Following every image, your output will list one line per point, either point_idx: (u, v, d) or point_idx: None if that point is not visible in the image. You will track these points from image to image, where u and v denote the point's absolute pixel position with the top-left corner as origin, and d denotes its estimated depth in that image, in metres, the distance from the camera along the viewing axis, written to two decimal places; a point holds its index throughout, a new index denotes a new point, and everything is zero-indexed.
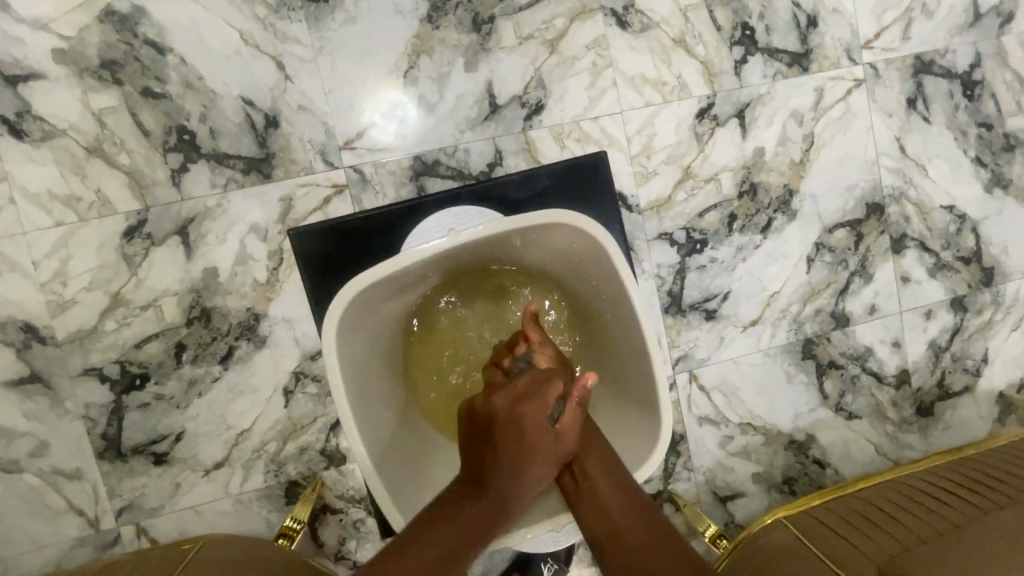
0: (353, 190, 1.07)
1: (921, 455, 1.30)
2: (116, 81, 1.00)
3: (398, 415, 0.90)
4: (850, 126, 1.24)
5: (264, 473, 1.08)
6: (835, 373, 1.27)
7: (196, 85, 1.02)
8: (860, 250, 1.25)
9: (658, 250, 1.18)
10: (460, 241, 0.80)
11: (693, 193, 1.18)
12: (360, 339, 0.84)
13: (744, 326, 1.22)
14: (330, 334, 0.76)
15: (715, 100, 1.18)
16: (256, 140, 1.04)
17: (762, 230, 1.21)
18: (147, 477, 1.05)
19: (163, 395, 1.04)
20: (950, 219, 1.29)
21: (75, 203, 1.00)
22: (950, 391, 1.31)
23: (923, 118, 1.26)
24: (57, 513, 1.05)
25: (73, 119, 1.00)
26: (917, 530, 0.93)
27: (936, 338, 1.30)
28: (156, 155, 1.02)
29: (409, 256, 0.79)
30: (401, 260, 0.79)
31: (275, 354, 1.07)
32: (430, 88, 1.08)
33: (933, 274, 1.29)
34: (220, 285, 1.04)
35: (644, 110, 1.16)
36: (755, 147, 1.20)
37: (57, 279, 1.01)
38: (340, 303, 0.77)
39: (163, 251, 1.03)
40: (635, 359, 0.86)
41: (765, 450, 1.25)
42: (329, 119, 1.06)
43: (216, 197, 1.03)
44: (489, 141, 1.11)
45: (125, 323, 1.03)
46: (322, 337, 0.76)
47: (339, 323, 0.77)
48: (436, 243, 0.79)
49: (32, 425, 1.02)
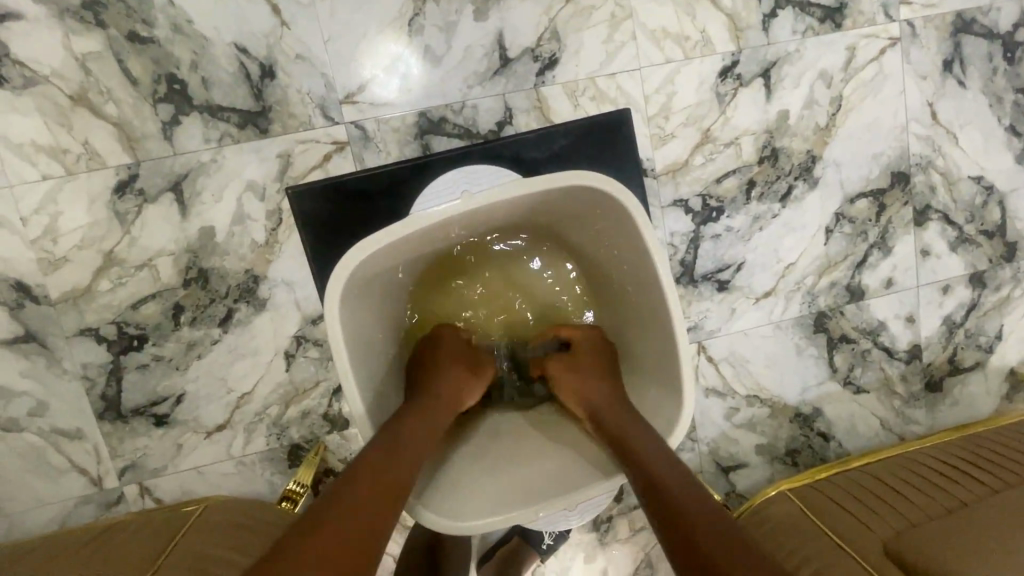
0: (354, 147, 1.02)
1: (926, 430, 1.29)
2: (99, 23, 0.93)
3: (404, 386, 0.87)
4: (880, 89, 1.17)
5: (267, 436, 1.08)
6: (846, 347, 1.24)
7: (184, 30, 0.95)
8: (880, 220, 1.21)
9: (672, 218, 1.13)
10: (476, 204, 0.76)
11: (711, 158, 1.13)
12: (367, 307, 0.81)
13: (757, 297, 1.19)
14: (333, 300, 0.73)
15: (739, 58, 1.11)
16: (251, 91, 0.98)
17: (781, 198, 1.16)
18: (148, 438, 1.05)
19: (162, 356, 1.02)
20: (977, 190, 1.23)
21: (62, 155, 0.95)
22: (960, 367, 1.29)
23: (958, 82, 1.19)
24: (60, 472, 1.04)
25: (55, 64, 0.93)
26: (925, 507, 0.93)
27: (951, 314, 1.27)
28: (145, 106, 0.96)
29: (420, 220, 0.75)
30: (410, 224, 0.75)
31: (276, 317, 1.04)
32: (437, 39, 1.01)
33: (954, 247, 1.25)
34: (217, 246, 1.00)
35: (664, 67, 1.09)
36: (779, 110, 1.13)
37: (48, 236, 0.97)
38: (345, 266, 0.73)
39: (156, 208, 0.98)
40: (657, 332, 0.83)
41: (770, 422, 1.24)
42: (329, 70, 0.99)
43: (210, 152, 0.98)
44: (499, 97, 1.05)
45: (120, 282, 0.99)
46: (324, 301, 0.72)
47: (343, 288, 0.73)
48: (447, 206, 0.75)
49: (31, 384, 1.01)
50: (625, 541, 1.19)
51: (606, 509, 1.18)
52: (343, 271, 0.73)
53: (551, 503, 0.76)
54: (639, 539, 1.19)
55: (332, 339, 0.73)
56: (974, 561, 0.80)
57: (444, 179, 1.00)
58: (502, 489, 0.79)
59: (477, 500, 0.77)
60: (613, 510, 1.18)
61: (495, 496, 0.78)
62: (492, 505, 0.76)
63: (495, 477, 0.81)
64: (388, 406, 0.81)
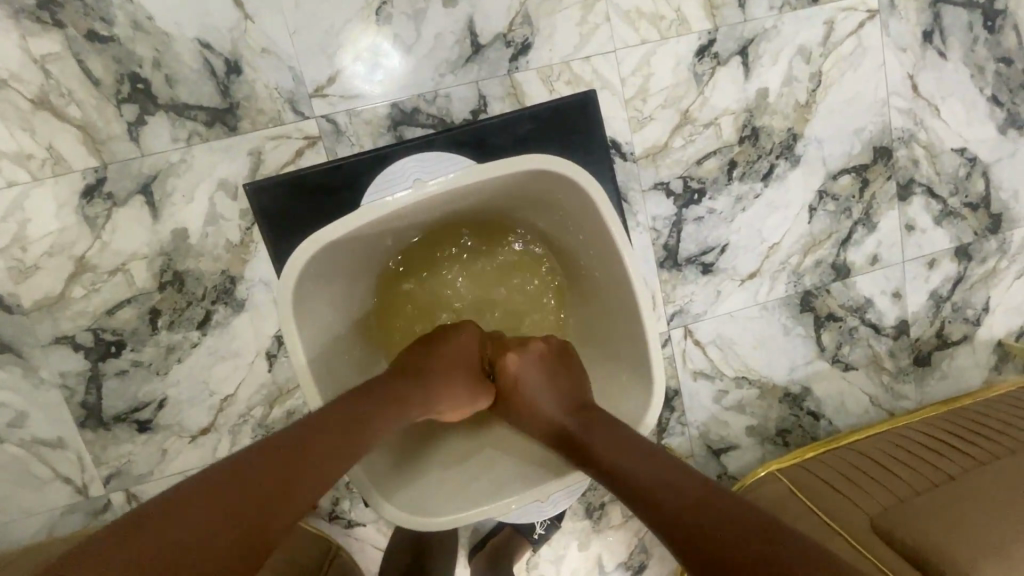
0: (326, 141, 1.00)
1: (915, 406, 1.29)
2: (56, 23, 0.90)
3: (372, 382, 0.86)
4: (860, 63, 1.15)
5: (253, 437, 1.06)
6: (834, 325, 1.24)
7: (145, 26, 0.92)
8: (864, 197, 1.20)
9: (654, 202, 1.12)
10: (428, 193, 0.74)
11: (691, 139, 1.11)
12: (325, 306, 0.80)
13: (742, 279, 1.18)
14: (286, 295, 0.71)
15: (716, 36, 1.09)
16: (217, 88, 0.96)
17: (762, 177, 1.15)
18: (132, 444, 1.04)
19: (141, 362, 1.01)
20: (960, 162, 1.22)
21: (27, 160, 0.93)
22: (948, 341, 1.29)
23: (938, 53, 1.17)
24: (44, 482, 1.03)
25: (13, 67, 0.91)
26: (912, 481, 0.93)
27: (937, 288, 1.27)
28: (109, 107, 0.94)
29: (373, 213, 0.73)
30: (362, 216, 0.73)
31: (255, 317, 1.03)
32: (407, 27, 0.99)
33: (939, 221, 1.24)
34: (192, 248, 0.99)
35: (640, 48, 1.07)
36: (758, 88, 1.12)
37: (17, 244, 0.95)
38: (299, 260, 0.71)
39: (127, 211, 0.96)
40: (625, 316, 0.82)
41: (759, 403, 1.24)
42: (297, 63, 0.97)
43: (179, 152, 0.96)
44: (472, 85, 1.03)
45: (94, 288, 0.98)
46: (277, 300, 0.71)
47: (297, 286, 0.72)
48: (399, 197, 0.73)
49: (9, 396, 0.99)
50: (618, 527, 1.19)
51: (597, 496, 1.17)
52: (297, 267, 0.72)
53: (526, 494, 0.78)
54: (631, 524, 1.20)
55: (289, 337, 0.72)
56: (976, 537, 0.80)
57: (399, 166, 0.99)
58: (468, 487, 0.81)
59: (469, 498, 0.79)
60: (604, 498, 1.18)
61: (459, 494, 0.80)
62: (455, 503, 0.78)
63: (464, 480, 0.82)
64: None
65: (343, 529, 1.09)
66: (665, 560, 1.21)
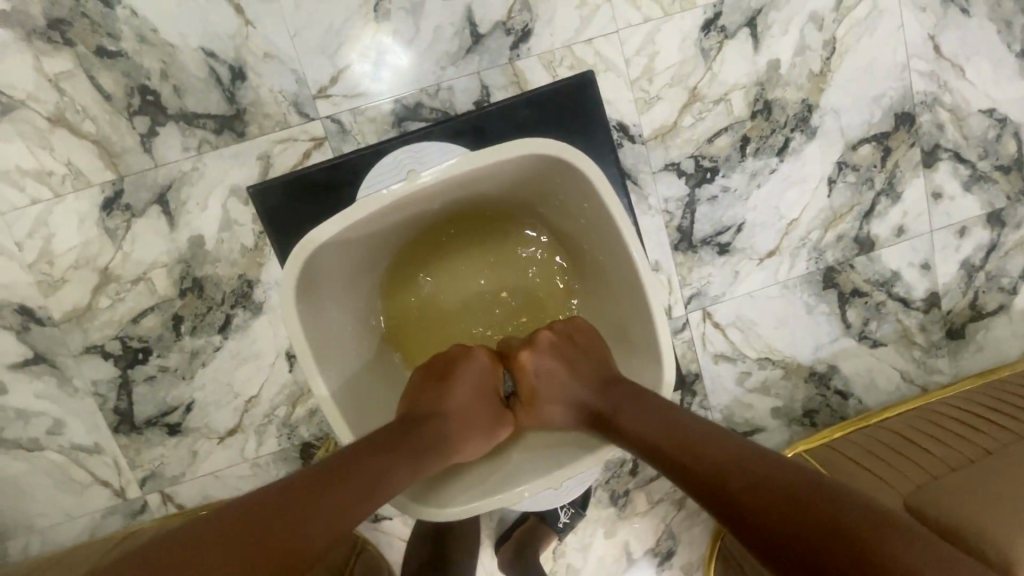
0: (333, 141, 1.01)
1: (950, 380, 1.24)
2: (67, 42, 0.93)
3: (379, 374, 0.87)
4: (876, 27, 1.10)
5: (278, 437, 1.09)
6: (859, 301, 1.20)
7: (151, 39, 0.94)
8: (886, 166, 1.15)
9: (665, 182, 1.10)
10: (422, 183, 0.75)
11: (701, 117, 1.08)
12: (328, 303, 0.80)
13: (760, 258, 1.15)
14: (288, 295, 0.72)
15: (722, 9, 1.06)
16: (223, 95, 0.97)
17: (778, 152, 1.12)
18: (164, 447, 1.07)
19: (167, 367, 1.04)
20: (989, 124, 1.17)
21: (47, 178, 0.96)
22: (983, 312, 1.23)
23: (961, 11, 1.12)
24: (84, 486, 1.07)
25: (29, 88, 0.94)
26: (946, 458, 0.90)
27: (969, 257, 1.21)
28: (121, 120, 0.96)
29: (370, 206, 0.73)
30: (357, 213, 0.73)
31: (273, 319, 1.04)
32: (405, 21, 0.99)
33: (968, 187, 1.19)
34: (208, 254, 1.01)
35: (644, 27, 1.04)
36: (769, 60, 1.08)
37: (44, 258, 0.98)
38: (297, 259, 0.72)
39: (144, 222, 0.99)
40: (631, 298, 0.81)
41: (784, 384, 1.21)
42: (299, 65, 0.98)
43: (190, 160, 0.98)
44: (474, 76, 1.02)
45: (118, 298, 1.01)
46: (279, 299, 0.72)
47: (297, 285, 0.73)
48: (393, 189, 0.74)
49: (46, 405, 1.03)
50: (644, 514, 1.18)
51: (621, 484, 1.17)
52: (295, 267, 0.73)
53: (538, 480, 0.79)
54: (657, 511, 1.18)
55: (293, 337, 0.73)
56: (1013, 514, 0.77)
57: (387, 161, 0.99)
58: (487, 478, 0.82)
59: (487, 490, 0.79)
60: (629, 485, 1.17)
61: (474, 488, 0.80)
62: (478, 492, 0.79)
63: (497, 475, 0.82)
64: (362, 398, 0.81)
65: (371, 523, 1.11)
66: (694, 545, 1.20)
